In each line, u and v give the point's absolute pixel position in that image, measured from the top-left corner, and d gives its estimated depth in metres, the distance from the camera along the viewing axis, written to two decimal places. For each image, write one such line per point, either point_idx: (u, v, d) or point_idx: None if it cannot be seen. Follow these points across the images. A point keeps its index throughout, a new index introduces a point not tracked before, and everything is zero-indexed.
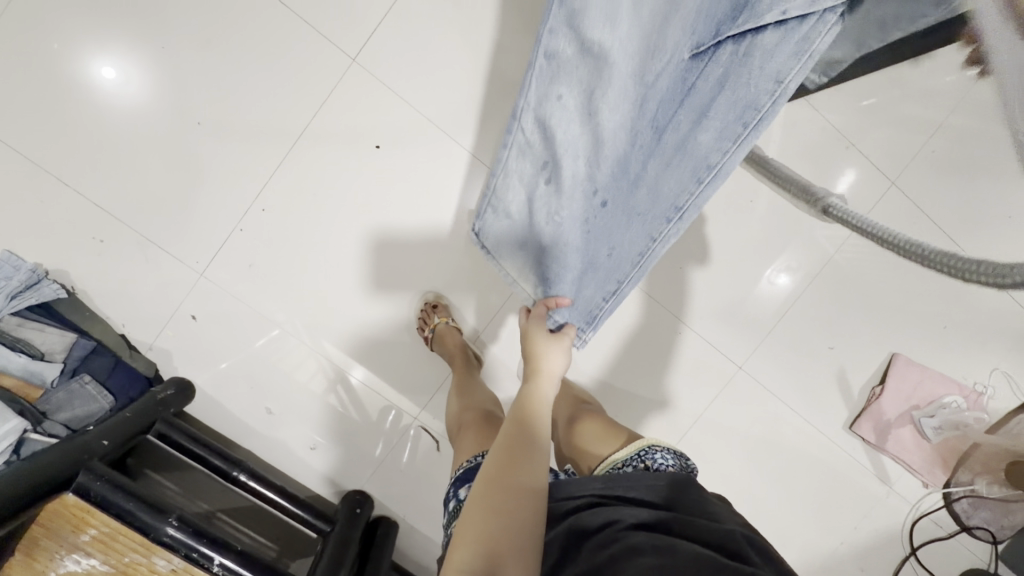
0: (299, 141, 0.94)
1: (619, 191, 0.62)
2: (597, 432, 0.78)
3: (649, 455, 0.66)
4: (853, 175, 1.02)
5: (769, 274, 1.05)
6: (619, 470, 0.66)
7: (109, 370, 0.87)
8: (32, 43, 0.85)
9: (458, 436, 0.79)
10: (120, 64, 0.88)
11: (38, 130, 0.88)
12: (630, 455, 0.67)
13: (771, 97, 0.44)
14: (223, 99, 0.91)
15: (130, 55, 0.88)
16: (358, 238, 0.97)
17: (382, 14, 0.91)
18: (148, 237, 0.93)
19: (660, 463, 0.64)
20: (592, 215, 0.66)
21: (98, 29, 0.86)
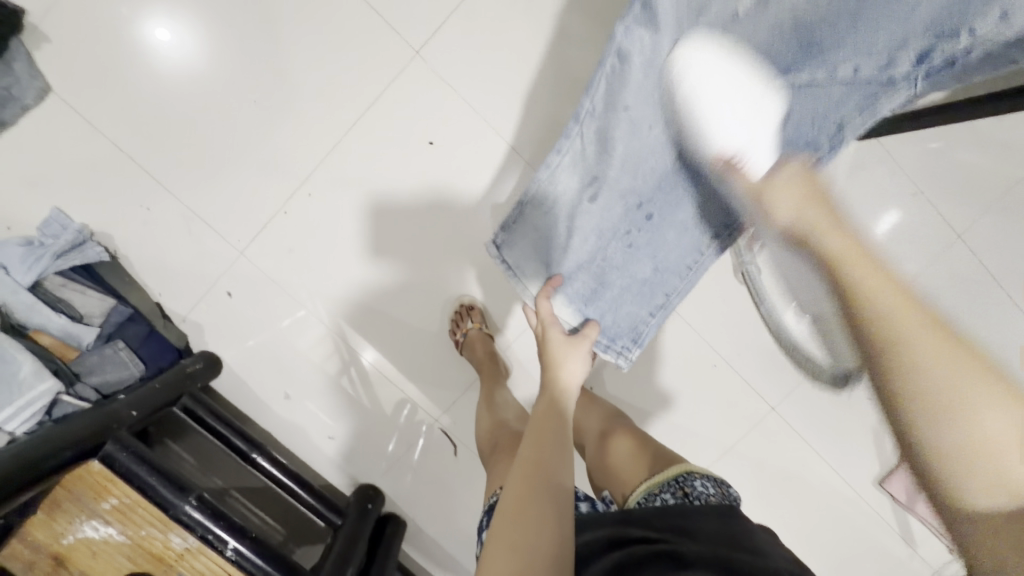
0: (352, 129, 0.92)
1: (667, 199, 0.67)
2: (624, 452, 0.76)
3: (687, 483, 0.64)
4: (896, 216, 0.98)
5: None
6: (655, 497, 0.64)
7: (142, 337, 0.87)
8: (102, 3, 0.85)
9: (491, 456, 0.78)
10: (175, 31, 0.87)
11: (99, 90, 0.88)
12: (667, 481, 0.65)
13: (825, 134, 0.60)
14: (280, 78, 0.90)
15: (187, 23, 0.87)
16: (400, 234, 0.96)
17: (450, 10, 0.90)
18: (192, 210, 0.93)
19: (700, 492, 0.62)
20: (636, 229, 0.70)
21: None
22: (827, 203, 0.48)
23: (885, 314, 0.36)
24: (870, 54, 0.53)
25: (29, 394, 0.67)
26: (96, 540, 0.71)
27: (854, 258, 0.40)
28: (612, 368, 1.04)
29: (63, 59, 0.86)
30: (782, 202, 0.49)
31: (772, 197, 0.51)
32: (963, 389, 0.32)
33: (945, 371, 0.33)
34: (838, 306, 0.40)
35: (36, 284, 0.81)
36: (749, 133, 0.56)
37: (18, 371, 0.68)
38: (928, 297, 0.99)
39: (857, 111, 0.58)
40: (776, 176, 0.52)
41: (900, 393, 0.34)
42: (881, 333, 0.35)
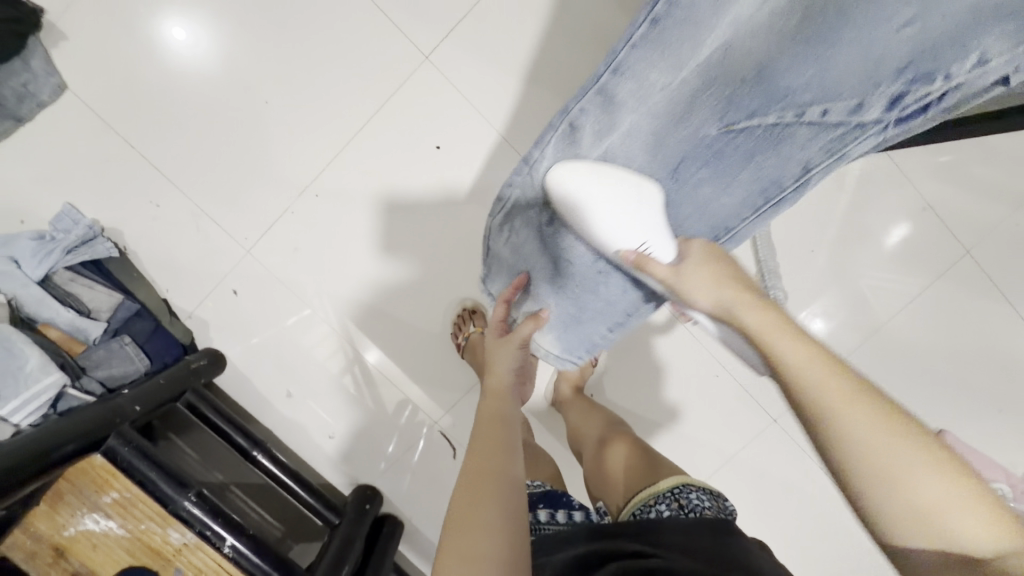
0: (360, 131, 0.93)
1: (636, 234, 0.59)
2: (622, 460, 0.76)
3: (683, 495, 0.64)
4: (906, 230, 0.96)
5: (804, 315, 0.99)
6: (650, 509, 0.63)
7: (148, 333, 0.87)
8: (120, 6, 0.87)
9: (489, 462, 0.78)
10: (189, 33, 0.89)
11: (114, 89, 0.90)
12: (661, 493, 0.65)
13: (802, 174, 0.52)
14: (290, 79, 0.91)
15: (201, 25, 0.88)
16: (405, 236, 0.97)
17: (460, 16, 0.90)
18: (201, 208, 0.94)
19: (695, 505, 0.62)
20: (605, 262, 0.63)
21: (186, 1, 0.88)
22: (744, 281, 0.53)
23: (832, 400, 0.41)
24: (837, 97, 0.44)
25: (36, 387, 0.68)
26: (96, 533, 0.72)
27: (776, 332, 0.47)
28: (614, 375, 1.03)
29: (80, 57, 0.88)
30: (696, 284, 0.53)
31: (687, 279, 0.53)
32: (896, 456, 0.39)
33: (869, 439, 0.40)
34: (776, 383, 0.46)
35: (46, 278, 0.82)
36: (643, 233, 0.54)
37: (24, 365, 0.68)
38: (936, 312, 0.98)
39: (824, 154, 0.49)
40: (683, 264, 0.55)
41: (848, 464, 0.40)
42: (820, 422, 0.42)
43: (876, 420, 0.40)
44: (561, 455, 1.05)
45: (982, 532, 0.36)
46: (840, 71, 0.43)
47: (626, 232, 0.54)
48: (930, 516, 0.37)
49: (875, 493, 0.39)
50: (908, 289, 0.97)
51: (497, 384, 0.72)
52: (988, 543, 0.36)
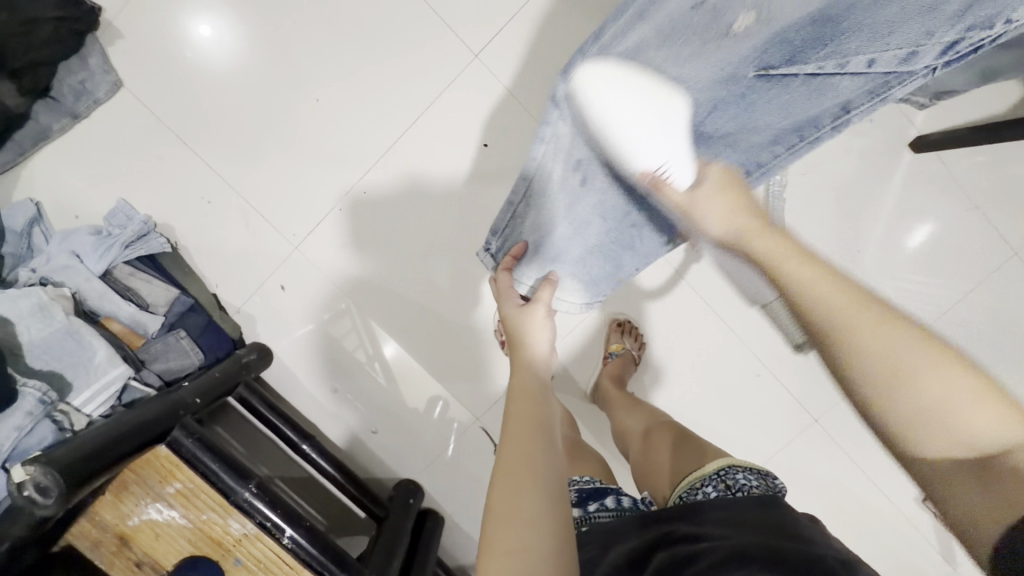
0: (407, 130, 0.94)
1: None
2: (665, 449, 0.77)
3: (729, 476, 0.63)
4: (929, 229, 0.96)
5: None
6: (696, 490, 0.63)
7: (202, 328, 0.89)
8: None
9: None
10: (211, 24, 0.89)
11: (167, 88, 0.91)
12: (707, 477, 0.64)
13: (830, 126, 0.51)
14: (340, 78, 0.92)
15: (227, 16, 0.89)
16: (450, 234, 0.97)
17: (510, 14, 0.90)
18: (251, 205, 0.95)
19: (742, 484, 0.61)
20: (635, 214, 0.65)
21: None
22: (761, 214, 0.49)
23: (838, 322, 0.38)
24: (886, 43, 0.42)
25: (103, 379, 0.69)
26: (159, 523, 0.73)
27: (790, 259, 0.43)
28: (654, 374, 1.04)
29: (134, 55, 0.90)
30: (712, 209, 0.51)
31: (699, 206, 0.52)
32: (903, 351, 0.37)
33: (912, 349, 0.37)
34: (787, 304, 0.42)
35: (106, 273, 0.84)
36: (663, 155, 0.53)
37: (94, 356, 0.70)
38: (982, 317, 0.97)
39: (867, 97, 0.46)
40: (699, 186, 0.53)
41: (855, 377, 0.38)
42: (845, 354, 0.38)
43: (878, 318, 0.38)
44: (600, 452, 1.07)
45: (993, 429, 0.36)
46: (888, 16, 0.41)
47: (644, 153, 0.53)
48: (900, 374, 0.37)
49: (910, 401, 0.36)
50: (953, 291, 0.97)
51: (528, 357, 0.60)
52: (996, 439, 0.35)
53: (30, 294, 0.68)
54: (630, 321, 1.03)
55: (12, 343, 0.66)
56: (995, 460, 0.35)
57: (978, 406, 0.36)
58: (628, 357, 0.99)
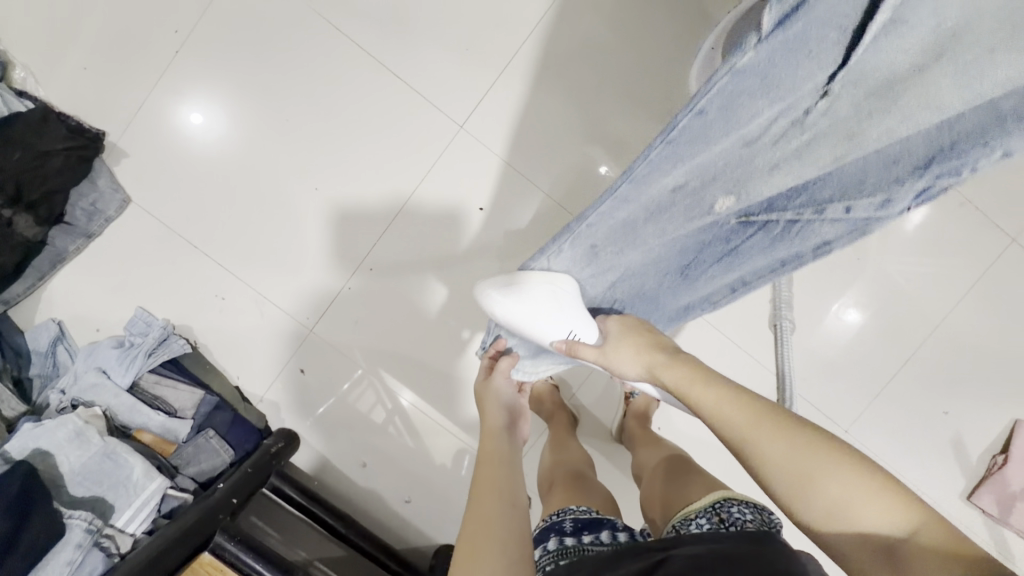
0: (404, 204, 0.97)
1: (647, 305, 0.67)
2: (665, 480, 0.76)
3: (723, 509, 0.59)
4: (924, 212, 0.98)
5: (836, 308, 1.01)
6: (690, 522, 0.60)
7: (228, 424, 0.91)
8: (166, 105, 0.93)
9: (548, 494, 0.80)
10: (198, 120, 0.94)
11: (171, 195, 0.95)
12: (704, 508, 0.61)
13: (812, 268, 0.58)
14: (335, 165, 0.96)
15: (216, 115, 0.94)
16: (458, 297, 0.98)
17: (490, 83, 0.94)
18: (263, 294, 0.98)
19: (736, 518, 0.56)
20: None
21: (223, 79, 0.93)
22: (664, 343, 0.58)
23: (747, 431, 0.46)
24: (861, 195, 0.51)
25: (142, 495, 0.72)
26: None
27: (690, 380, 0.52)
28: (678, 405, 1.04)
29: (139, 170, 0.94)
30: (623, 355, 0.58)
31: (613, 356, 0.59)
32: (804, 462, 0.42)
33: (786, 455, 0.43)
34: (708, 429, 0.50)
35: (134, 384, 0.90)
36: (567, 325, 0.59)
37: (131, 473, 0.72)
38: (987, 307, 0.99)
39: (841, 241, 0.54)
40: (605, 343, 0.60)
41: (795, 495, 0.42)
42: (790, 485, 0.42)
43: (772, 420, 0.45)
44: (633, 491, 1.06)
45: (890, 519, 0.38)
46: (859, 168, 0.51)
47: (554, 326, 0.58)
48: (806, 481, 0.41)
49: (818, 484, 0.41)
50: (956, 285, 0.99)
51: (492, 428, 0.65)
52: (893, 527, 0.38)
53: (65, 423, 0.71)
54: None
55: (54, 474, 0.69)
56: (901, 543, 0.37)
57: (852, 475, 0.40)
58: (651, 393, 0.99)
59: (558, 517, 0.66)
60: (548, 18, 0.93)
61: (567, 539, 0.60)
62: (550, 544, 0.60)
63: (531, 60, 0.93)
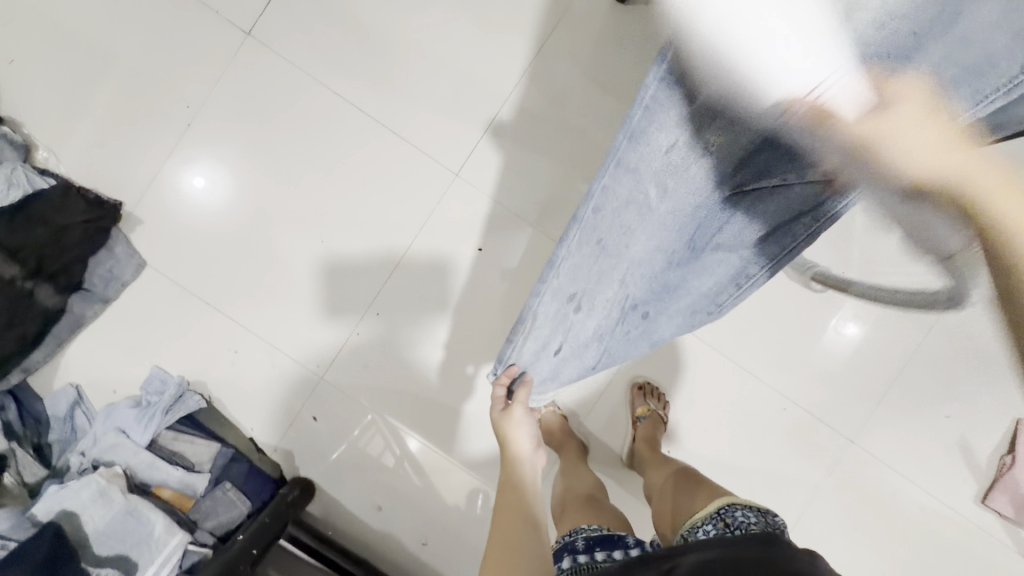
0: (406, 250, 1.02)
1: (657, 296, 0.64)
2: (673, 493, 0.78)
3: (728, 514, 0.61)
4: None
5: (834, 323, 1.03)
6: (697, 530, 0.62)
7: (245, 475, 0.95)
8: (179, 173, 1.00)
9: (561, 518, 0.81)
10: (207, 186, 1.00)
11: (184, 257, 1.00)
12: (709, 515, 0.63)
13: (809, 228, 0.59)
14: (339, 218, 1.01)
15: (225, 179, 1.00)
16: (463, 336, 1.02)
17: (480, 133, 1.01)
18: (274, 345, 1.01)
19: (740, 521, 0.59)
20: (633, 328, 0.67)
21: (229, 147, 1.00)
22: (960, 134, 0.42)
23: None
24: None
25: (164, 551, 0.72)
26: None
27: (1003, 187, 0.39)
28: (685, 427, 1.06)
29: (153, 235, 1.00)
30: (911, 138, 0.42)
31: (892, 125, 0.42)
32: None
33: None
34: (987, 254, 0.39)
35: (152, 441, 0.93)
36: (819, 67, 0.40)
37: (152, 530, 0.73)
38: (974, 308, 1.02)
39: None
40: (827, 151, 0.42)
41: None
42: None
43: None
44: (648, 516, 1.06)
45: None
46: None
47: (801, 69, 0.40)
48: None
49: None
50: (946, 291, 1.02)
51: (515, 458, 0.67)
52: None
53: (88, 483, 0.73)
54: (650, 381, 1.06)
55: (79, 534, 0.71)
56: None
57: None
58: (656, 416, 1.01)
59: (570, 536, 0.67)
60: (529, 70, 0.99)
61: (580, 557, 0.60)
62: (563, 562, 0.61)
63: (518, 110, 1.00)
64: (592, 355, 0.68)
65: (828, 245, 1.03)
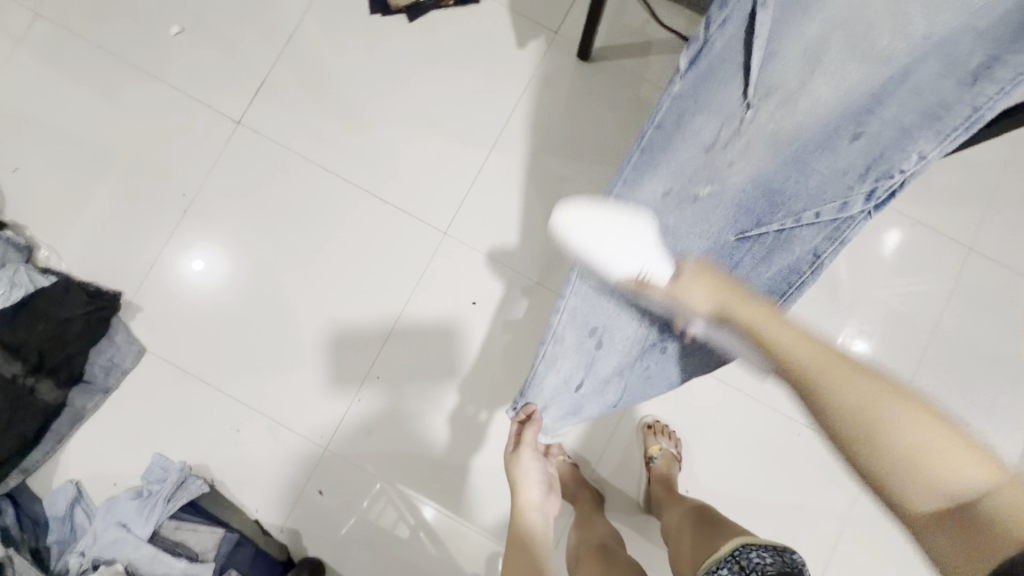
0: (402, 311, 1.03)
1: (671, 331, 0.65)
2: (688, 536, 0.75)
3: (743, 556, 0.58)
4: (897, 237, 1.05)
5: (843, 341, 1.03)
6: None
7: (250, 560, 0.91)
8: (176, 260, 1.03)
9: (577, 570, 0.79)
10: (203, 269, 1.03)
11: (183, 339, 1.01)
12: (724, 558, 0.60)
13: (813, 267, 0.60)
14: (334, 286, 1.03)
15: (221, 261, 1.03)
16: (465, 391, 1.01)
17: (465, 192, 1.04)
18: (276, 420, 1.00)
19: (756, 563, 0.56)
20: (652, 364, 0.67)
21: (226, 229, 1.03)
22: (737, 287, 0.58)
23: (890, 444, 0.41)
24: (824, 202, 0.60)
25: None
26: None
27: (822, 371, 0.47)
28: (701, 464, 1.03)
29: (153, 320, 1.01)
30: (697, 292, 0.58)
31: (685, 288, 0.59)
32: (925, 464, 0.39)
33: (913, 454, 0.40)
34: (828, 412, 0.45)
35: (154, 533, 0.90)
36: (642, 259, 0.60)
37: None
38: (970, 313, 1.03)
39: (830, 241, 0.60)
40: (680, 277, 0.60)
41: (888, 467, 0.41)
42: (876, 451, 0.41)
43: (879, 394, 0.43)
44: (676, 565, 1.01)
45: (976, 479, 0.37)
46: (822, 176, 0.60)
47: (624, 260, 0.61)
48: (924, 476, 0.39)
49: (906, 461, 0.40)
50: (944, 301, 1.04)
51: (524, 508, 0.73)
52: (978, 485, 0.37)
53: None
54: (659, 420, 1.03)
55: None
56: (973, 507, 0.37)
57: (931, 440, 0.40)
58: (669, 454, 0.98)
59: None
60: (507, 130, 1.05)
61: None
62: None
63: (499, 167, 1.04)
64: (609, 393, 0.69)
65: None
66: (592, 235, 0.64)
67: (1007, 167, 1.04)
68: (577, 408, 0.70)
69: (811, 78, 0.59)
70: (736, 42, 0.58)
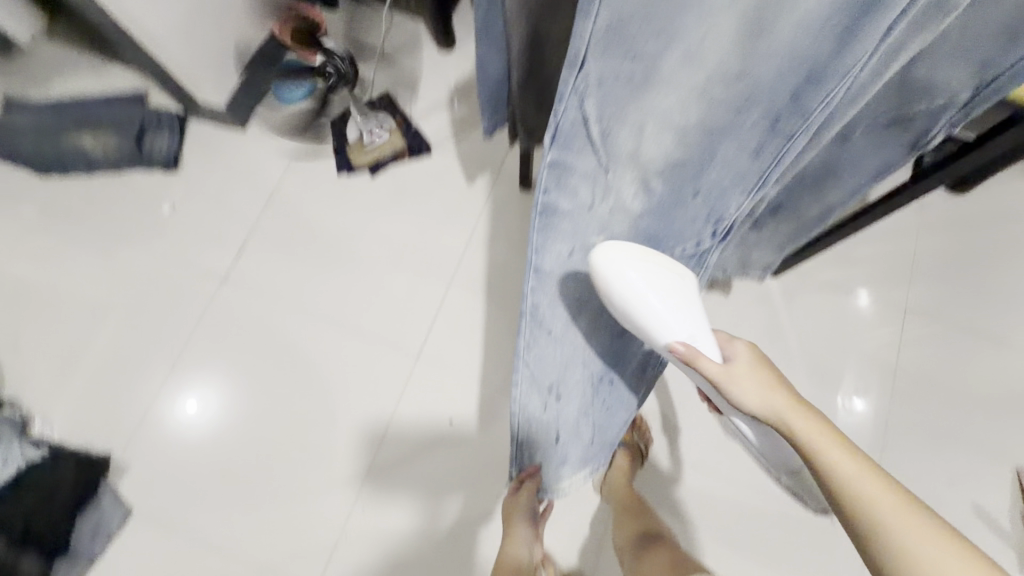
0: (382, 438, 1.07)
1: (611, 369, 0.65)
2: None
3: None
4: (867, 292, 1.13)
5: (842, 401, 1.08)
6: None
7: None
8: (162, 413, 1.07)
9: None
10: (190, 417, 1.07)
11: (170, 495, 1.03)
12: None
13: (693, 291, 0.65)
14: (315, 421, 1.07)
15: (206, 408, 1.08)
16: (450, 510, 1.03)
17: (433, 316, 1.13)
18: (266, 565, 1.01)
19: None
20: (607, 397, 0.66)
21: (213, 372, 1.10)
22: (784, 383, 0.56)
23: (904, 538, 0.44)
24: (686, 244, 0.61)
25: None
26: None
27: (849, 458, 0.49)
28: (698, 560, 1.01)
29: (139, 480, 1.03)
30: (747, 386, 0.56)
31: (736, 378, 0.56)
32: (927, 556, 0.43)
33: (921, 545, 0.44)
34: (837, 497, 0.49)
35: None
36: (689, 328, 0.56)
37: None
38: (924, 370, 1.08)
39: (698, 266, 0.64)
40: (732, 364, 0.57)
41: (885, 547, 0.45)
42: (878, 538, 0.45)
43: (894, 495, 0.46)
44: None
45: None
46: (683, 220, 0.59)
47: (676, 326, 0.55)
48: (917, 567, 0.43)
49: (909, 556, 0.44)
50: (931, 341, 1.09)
51: None
52: None
53: None
54: (641, 417, 1.07)
55: None
56: None
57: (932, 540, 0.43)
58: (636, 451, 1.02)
59: None
60: (465, 256, 1.16)
61: None
62: None
63: (462, 290, 1.14)
64: (584, 437, 0.66)
65: (769, 344, 1.11)
66: (630, 288, 0.53)
67: (921, 231, 1.15)
68: (561, 458, 0.65)
69: (644, 133, 0.50)
70: (585, 125, 0.48)
